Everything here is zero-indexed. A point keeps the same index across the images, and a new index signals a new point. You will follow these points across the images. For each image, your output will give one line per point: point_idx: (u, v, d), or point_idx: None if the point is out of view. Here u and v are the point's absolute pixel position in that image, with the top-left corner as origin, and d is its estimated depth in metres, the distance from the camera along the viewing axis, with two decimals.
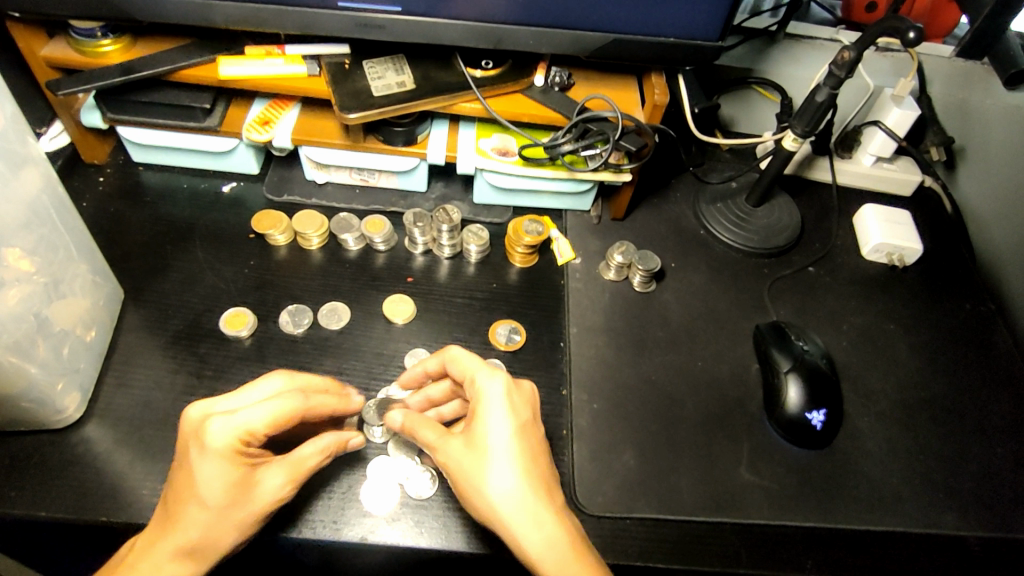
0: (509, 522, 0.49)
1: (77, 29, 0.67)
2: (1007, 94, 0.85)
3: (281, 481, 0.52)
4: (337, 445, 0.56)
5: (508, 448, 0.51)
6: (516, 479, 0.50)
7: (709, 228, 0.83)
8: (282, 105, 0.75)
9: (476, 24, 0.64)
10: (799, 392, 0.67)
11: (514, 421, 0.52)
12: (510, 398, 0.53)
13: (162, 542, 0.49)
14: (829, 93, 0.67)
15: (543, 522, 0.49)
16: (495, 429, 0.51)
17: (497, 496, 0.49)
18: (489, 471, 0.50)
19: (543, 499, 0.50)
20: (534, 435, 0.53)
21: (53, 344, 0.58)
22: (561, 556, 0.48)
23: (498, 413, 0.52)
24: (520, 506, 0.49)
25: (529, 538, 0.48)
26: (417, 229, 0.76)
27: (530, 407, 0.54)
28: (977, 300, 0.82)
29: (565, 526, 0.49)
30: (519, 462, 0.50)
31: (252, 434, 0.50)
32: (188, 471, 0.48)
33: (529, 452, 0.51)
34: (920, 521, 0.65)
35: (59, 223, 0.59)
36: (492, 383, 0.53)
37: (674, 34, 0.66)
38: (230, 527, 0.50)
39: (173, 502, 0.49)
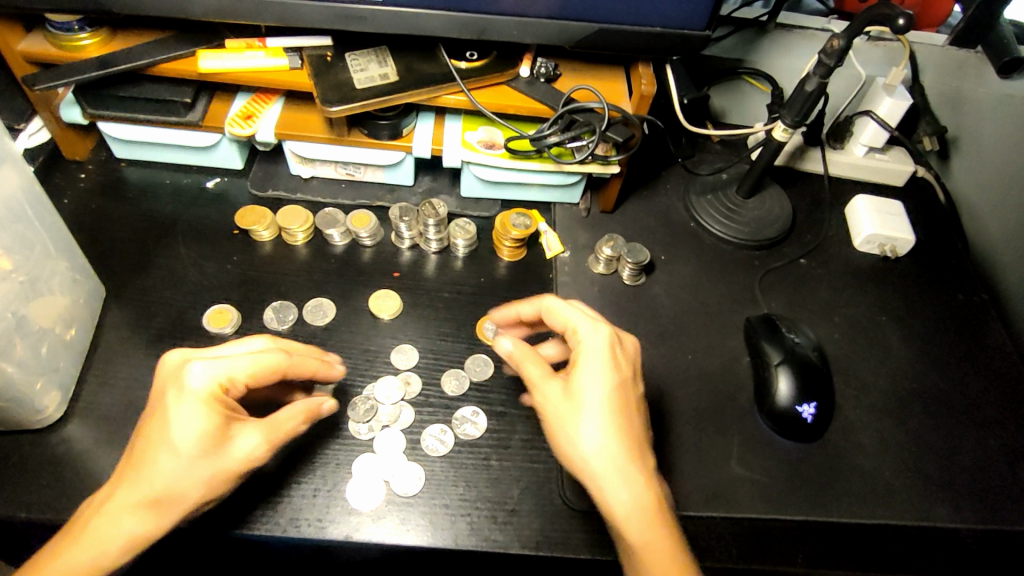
0: (601, 469, 0.50)
1: (53, 23, 0.65)
2: (1000, 82, 0.84)
3: (255, 440, 0.52)
4: (310, 410, 0.56)
5: (609, 399, 0.53)
6: (615, 429, 0.52)
7: (699, 220, 0.82)
8: (265, 99, 0.74)
9: (460, 15, 0.63)
10: (790, 385, 0.66)
11: (613, 374, 0.54)
12: (616, 356, 0.55)
13: (124, 491, 0.48)
14: (819, 82, 0.65)
15: (633, 476, 0.50)
16: (593, 382, 0.53)
17: (591, 441, 0.51)
18: (592, 418, 0.52)
19: (635, 454, 0.52)
20: (634, 395, 0.55)
21: (32, 343, 0.57)
22: (646, 514, 0.49)
23: (602, 366, 0.54)
24: (615, 455, 0.51)
25: (617, 488, 0.50)
26: (403, 223, 0.75)
27: (635, 371, 0.56)
28: (970, 290, 0.81)
29: (650, 490, 0.50)
30: (618, 416, 0.52)
31: (231, 383, 0.52)
32: (164, 414, 0.49)
33: (628, 409, 0.53)
34: (913, 513, 0.64)
35: (35, 220, 0.58)
36: (599, 338, 0.55)
37: (661, 23, 0.65)
38: (200, 482, 0.49)
39: (142, 450, 0.49)
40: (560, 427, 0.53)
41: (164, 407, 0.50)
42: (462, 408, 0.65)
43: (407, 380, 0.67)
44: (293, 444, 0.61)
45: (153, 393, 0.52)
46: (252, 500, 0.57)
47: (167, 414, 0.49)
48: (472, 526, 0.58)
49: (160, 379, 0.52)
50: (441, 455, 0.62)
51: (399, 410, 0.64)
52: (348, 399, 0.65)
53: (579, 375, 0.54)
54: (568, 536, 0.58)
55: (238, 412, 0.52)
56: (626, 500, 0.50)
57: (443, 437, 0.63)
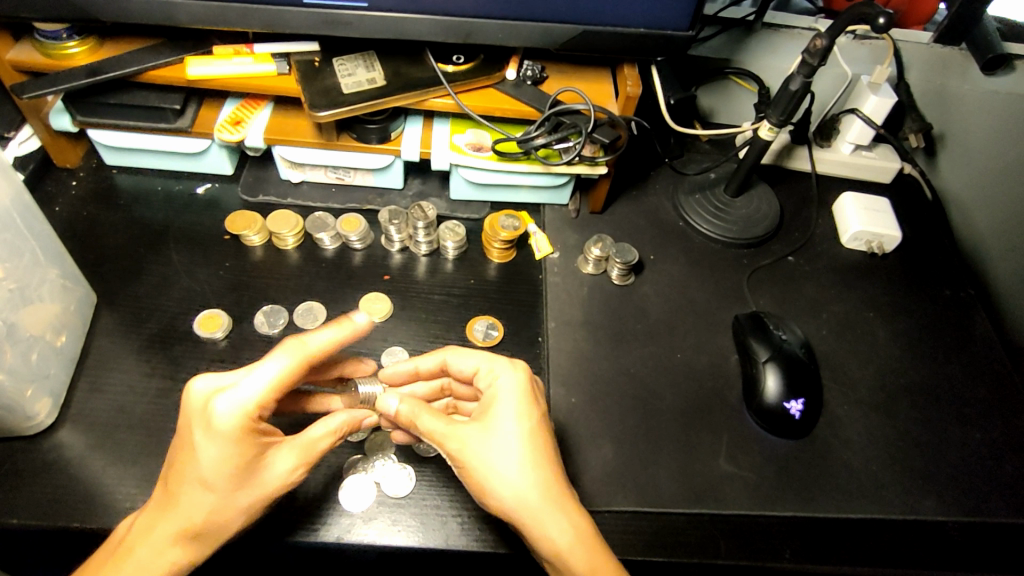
0: (522, 508, 0.50)
1: (42, 32, 0.66)
2: (985, 78, 0.83)
3: (292, 464, 0.52)
4: (351, 423, 0.56)
5: (523, 439, 0.52)
6: (532, 467, 0.51)
7: (688, 219, 0.83)
8: (254, 105, 0.74)
9: (445, 19, 0.64)
10: (778, 382, 0.67)
11: (529, 415, 0.53)
12: (523, 392, 0.54)
13: (163, 521, 0.48)
14: (803, 81, 0.66)
15: (564, 516, 0.50)
16: (511, 421, 0.53)
17: (516, 483, 0.50)
18: (496, 456, 0.51)
19: (557, 488, 0.51)
20: (547, 428, 0.54)
21: (22, 351, 0.58)
22: (582, 554, 0.49)
23: (517, 410, 0.53)
24: (537, 493, 0.50)
25: (549, 529, 0.49)
26: (393, 226, 0.76)
27: (540, 401, 0.55)
28: (957, 286, 0.82)
29: (580, 520, 0.50)
30: (535, 454, 0.52)
31: (258, 411, 0.49)
32: (192, 451, 0.48)
33: (543, 447, 0.52)
34: (899, 507, 0.65)
35: (23, 228, 0.58)
36: (508, 378, 0.55)
37: (645, 24, 0.66)
38: (239, 512, 0.49)
39: (175, 484, 0.48)
40: (480, 471, 0.51)
41: (192, 439, 0.48)
42: None
43: None
44: None
45: (177, 423, 0.49)
46: None
47: (196, 447, 0.48)
48: (463, 527, 0.58)
49: (185, 410, 0.49)
50: (432, 456, 0.62)
51: None
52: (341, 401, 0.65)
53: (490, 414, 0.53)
54: None
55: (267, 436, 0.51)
56: (550, 536, 0.49)
57: None
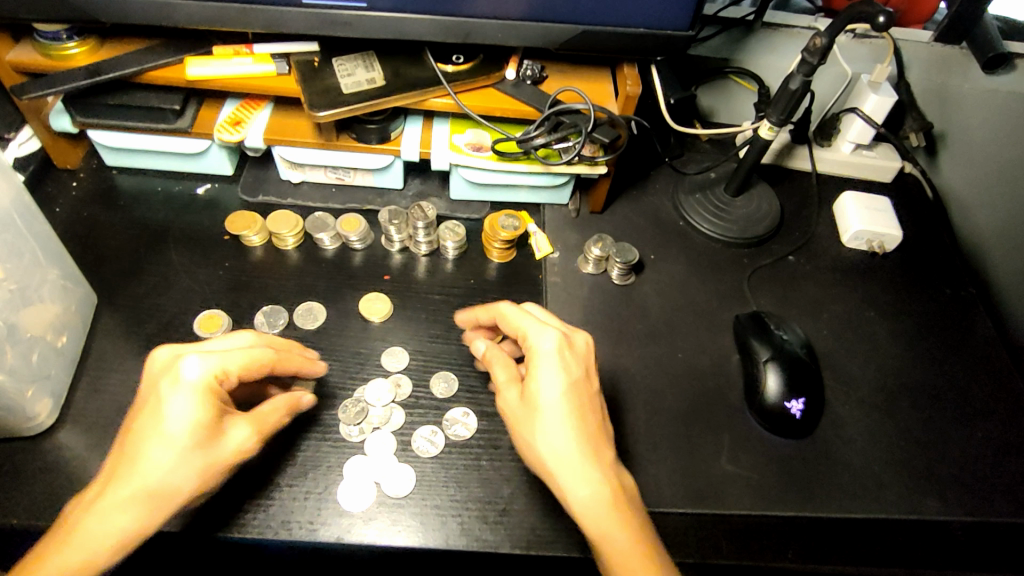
0: (559, 473, 0.52)
1: (42, 33, 0.66)
2: (984, 77, 0.83)
3: (248, 433, 0.53)
4: (291, 403, 0.58)
5: (565, 403, 0.54)
6: (572, 432, 0.53)
7: (688, 219, 0.83)
8: (254, 105, 0.74)
9: (444, 18, 0.64)
10: (779, 381, 0.67)
11: (566, 379, 0.55)
12: (568, 356, 0.56)
13: (118, 486, 0.47)
14: (803, 80, 0.66)
15: (592, 479, 0.51)
16: (548, 385, 0.54)
17: (548, 447, 0.53)
18: (535, 419, 0.54)
19: (595, 454, 0.53)
20: (592, 392, 0.56)
21: (22, 351, 0.58)
22: (609, 518, 0.50)
23: (551, 375, 0.55)
24: (575, 459, 0.52)
25: (575, 491, 0.51)
26: (393, 227, 0.76)
27: (582, 366, 0.56)
28: (958, 285, 0.82)
29: (608, 484, 0.52)
30: (577, 419, 0.54)
31: (227, 378, 0.52)
32: (156, 407, 0.49)
33: (579, 409, 0.54)
34: (901, 506, 0.64)
35: (23, 229, 0.58)
36: (550, 341, 0.56)
37: (644, 24, 0.66)
38: (193, 474, 0.49)
39: (134, 443, 0.49)
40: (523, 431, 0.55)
41: (156, 398, 0.50)
42: (452, 409, 0.65)
43: (398, 382, 0.67)
44: (285, 448, 0.62)
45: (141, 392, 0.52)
46: (241, 504, 0.58)
47: (160, 405, 0.49)
48: (463, 527, 0.58)
49: (149, 374, 0.52)
50: (432, 456, 0.62)
51: (390, 412, 0.65)
52: (341, 401, 0.65)
53: (533, 377, 0.55)
54: (558, 535, 0.58)
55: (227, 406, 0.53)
56: (584, 502, 0.51)
57: (433, 438, 0.63)
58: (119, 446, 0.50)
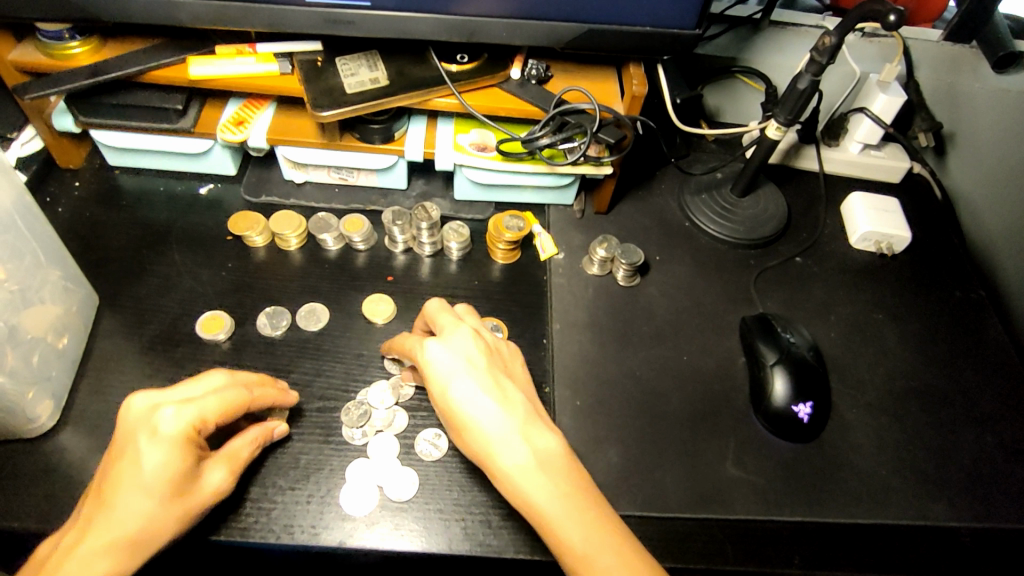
0: (484, 455, 0.50)
1: (43, 32, 0.65)
2: (996, 77, 0.82)
3: (224, 474, 0.53)
4: (263, 435, 0.58)
5: (472, 390, 0.51)
6: (487, 412, 0.51)
7: (694, 219, 0.82)
8: (256, 105, 0.74)
9: (448, 17, 0.63)
10: (786, 385, 0.66)
11: (461, 366, 0.52)
12: (459, 349, 0.54)
13: (93, 534, 0.46)
14: (811, 80, 0.65)
15: (513, 450, 0.50)
16: (446, 380, 0.52)
17: (468, 433, 0.51)
18: (447, 413, 0.52)
19: (516, 425, 0.51)
20: (499, 371, 0.54)
21: (23, 353, 0.57)
22: (534, 483, 0.48)
23: (444, 367, 0.53)
24: (496, 436, 0.50)
25: (501, 466, 0.50)
26: (396, 227, 0.75)
27: (475, 350, 0.54)
28: (968, 287, 0.81)
29: (530, 447, 0.50)
30: (490, 398, 0.51)
31: (204, 424, 0.51)
32: (131, 456, 0.48)
33: (486, 390, 0.52)
34: (909, 512, 0.64)
35: (25, 230, 0.58)
36: (433, 342, 0.54)
37: (650, 23, 0.65)
38: (171, 521, 0.48)
39: (110, 491, 0.47)
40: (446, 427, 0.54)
41: (132, 448, 0.48)
42: None
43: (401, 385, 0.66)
44: (286, 452, 0.61)
45: (113, 438, 0.50)
46: (242, 508, 0.57)
47: (133, 454, 0.48)
48: (467, 532, 0.58)
49: (124, 426, 0.49)
50: (435, 460, 0.62)
51: (393, 414, 0.64)
52: (343, 403, 0.65)
53: (431, 381, 0.53)
54: None
55: (202, 449, 0.52)
56: (511, 476, 0.49)
57: (437, 442, 0.63)
58: (90, 493, 0.48)
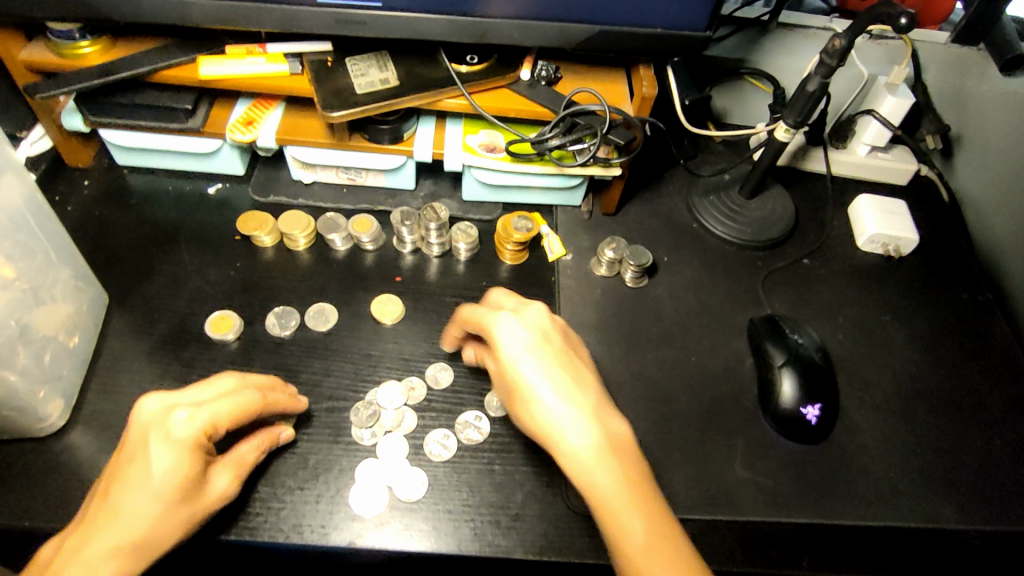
0: (552, 434, 0.50)
1: (54, 31, 0.66)
2: (1004, 80, 0.82)
3: (230, 479, 0.53)
4: (270, 439, 0.58)
5: (542, 369, 0.51)
6: (558, 393, 0.50)
7: (702, 220, 0.82)
8: (266, 104, 0.74)
9: (459, 18, 0.63)
10: (794, 386, 0.66)
11: (533, 344, 0.52)
12: (529, 326, 0.53)
13: (99, 537, 0.46)
14: (821, 82, 0.65)
15: (583, 429, 0.49)
16: (519, 356, 0.52)
17: (535, 409, 0.51)
18: (516, 389, 0.52)
19: (588, 407, 0.50)
20: (569, 354, 0.53)
21: (34, 352, 0.57)
22: (599, 466, 0.48)
23: (518, 342, 0.52)
24: (567, 417, 0.50)
25: (567, 444, 0.49)
26: (405, 228, 0.75)
27: (553, 331, 0.54)
28: (975, 289, 0.81)
29: (599, 430, 0.50)
30: (563, 379, 0.51)
31: (214, 428, 0.51)
32: (140, 460, 0.48)
33: (559, 369, 0.51)
34: (917, 514, 0.64)
35: (36, 229, 0.58)
36: (506, 318, 0.53)
37: (661, 25, 0.65)
38: (175, 524, 0.48)
39: (117, 493, 0.47)
40: (511, 402, 0.53)
41: (141, 452, 0.48)
42: (465, 413, 0.65)
43: (410, 385, 0.66)
44: (295, 452, 0.61)
45: (123, 440, 0.50)
46: (253, 507, 0.58)
47: (142, 458, 0.48)
48: (477, 532, 0.58)
49: (134, 429, 0.49)
50: (444, 461, 0.62)
51: (402, 414, 0.64)
52: (352, 404, 0.65)
53: (500, 356, 0.52)
54: (573, 542, 0.58)
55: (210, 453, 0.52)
56: (581, 458, 0.49)
57: (446, 442, 0.63)
58: (96, 495, 0.49)
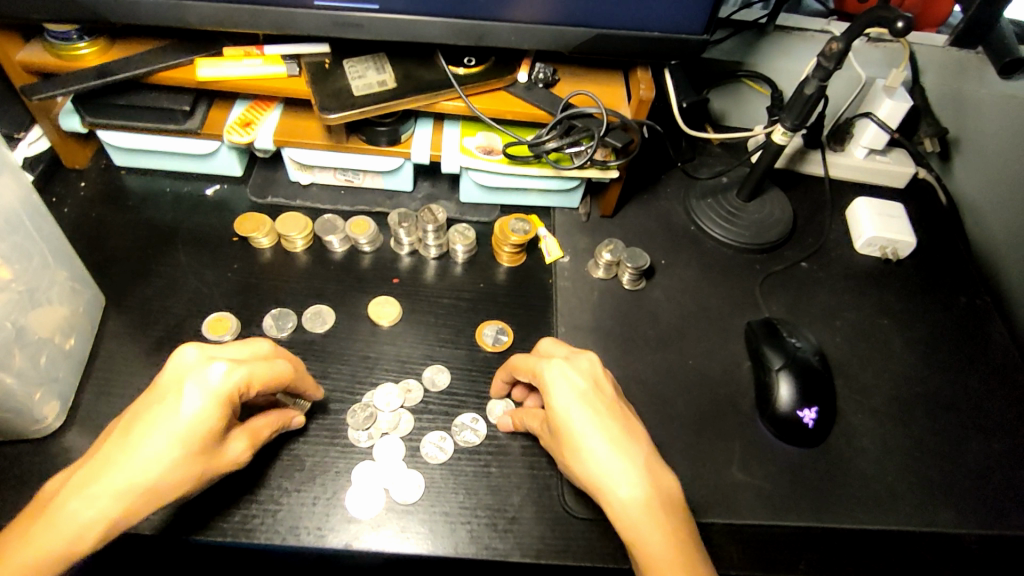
0: (602, 485, 0.50)
1: (52, 33, 0.66)
2: (1001, 82, 0.82)
3: (244, 447, 0.52)
4: (283, 419, 0.58)
5: (593, 418, 0.51)
6: (608, 442, 0.51)
7: (700, 223, 0.82)
8: (264, 106, 0.74)
9: (456, 21, 0.63)
10: (791, 391, 0.66)
11: (583, 393, 0.53)
12: (581, 376, 0.54)
13: (109, 474, 0.46)
14: (818, 85, 0.65)
15: (633, 482, 0.49)
16: (570, 405, 0.52)
17: (586, 458, 0.51)
18: (567, 437, 0.52)
19: (639, 461, 0.50)
20: (618, 405, 0.54)
21: (31, 353, 0.57)
22: (649, 521, 0.48)
23: (568, 391, 0.53)
24: (615, 468, 0.50)
25: (618, 494, 0.49)
26: (402, 229, 0.75)
27: (603, 381, 0.54)
28: (973, 292, 0.81)
29: (650, 483, 0.49)
30: (614, 431, 0.51)
31: (246, 389, 0.50)
32: (169, 400, 0.47)
33: (610, 419, 0.52)
34: (914, 517, 0.64)
35: (33, 230, 0.58)
36: (557, 367, 0.54)
37: (659, 28, 0.65)
38: (185, 476, 0.48)
39: (137, 431, 0.47)
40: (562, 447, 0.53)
41: (171, 393, 0.48)
42: (462, 415, 0.65)
43: (407, 388, 0.66)
44: (292, 453, 0.61)
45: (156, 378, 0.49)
46: (250, 509, 0.58)
47: (172, 401, 0.47)
48: (472, 534, 0.58)
49: (168, 372, 0.49)
50: (442, 462, 0.62)
51: (398, 417, 0.64)
52: (348, 407, 0.65)
53: (551, 404, 0.53)
54: (568, 546, 0.58)
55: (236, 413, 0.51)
56: (629, 513, 0.49)
57: (442, 445, 0.63)
58: (114, 431, 0.48)
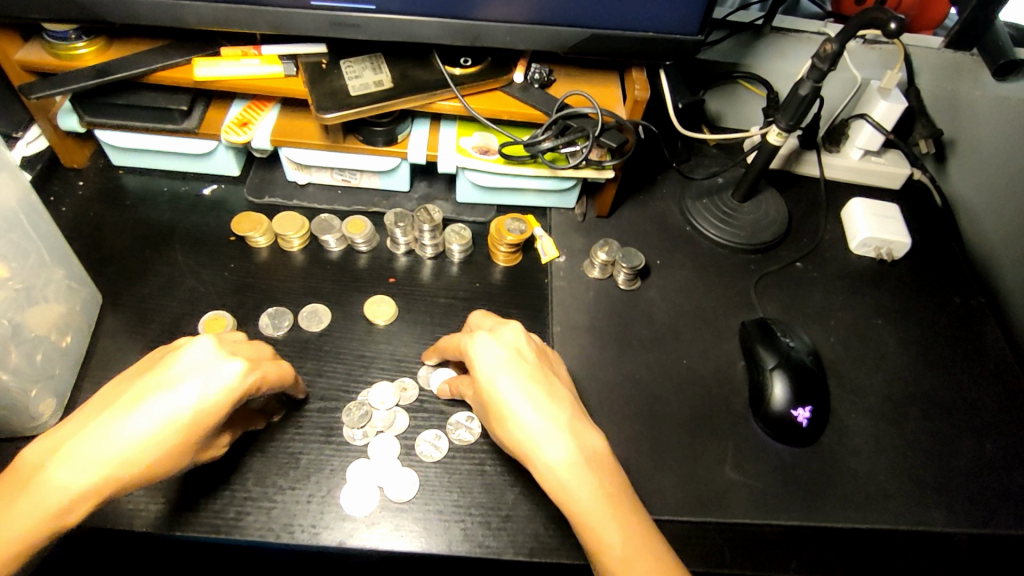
0: (530, 450, 0.49)
1: (51, 32, 0.66)
2: (997, 85, 0.83)
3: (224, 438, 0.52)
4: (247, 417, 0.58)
5: (520, 385, 0.50)
6: (535, 407, 0.50)
7: (695, 224, 0.82)
8: (261, 106, 0.74)
9: (452, 21, 0.64)
10: (786, 390, 0.66)
11: (509, 360, 0.52)
12: (506, 346, 0.53)
13: (104, 447, 0.43)
14: (812, 86, 0.65)
15: (562, 443, 0.48)
16: (496, 373, 0.51)
17: (514, 425, 0.50)
18: (494, 406, 0.51)
19: (566, 423, 0.50)
20: (546, 370, 0.53)
21: (27, 351, 0.58)
22: (578, 479, 0.47)
23: (493, 358, 0.52)
24: (545, 433, 0.49)
25: (547, 458, 0.48)
26: (398, 229, 0.75)
27: (530, 350, 0.54)
28: (967, 293, 0.81)
29: (579, 443, 0.49)
30: (541, 397, 0.50)
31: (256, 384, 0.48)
32: (181, 382, 0.45)
33: (538, 384, 0.51)
34: (907, 517, 0.64)
35: (30, 228, 0.58)
36: (481, 338, 0.54)
37: (654, 28, 0.66)
38: (179, 458, 0.45)
39: (144, 406, 0.44)
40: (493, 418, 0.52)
41: (183, 377, 0.45)
42: (457, 413, 0.65)
43: (402, 386, 0.67)
44: (289, 451, 0.62)
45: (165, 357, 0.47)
46: (244, 507, 0.58)
47: (184, 383, 0.45)
48: (466, 532, 0.58)
49: (183, 357, 0.46)
50: (435, 461, 0.62)
51: (394, 415, 0.65)
52: (344, 406, 0.65)
53: (477, 375, 0.52)
54: (560, 544, 0.58)
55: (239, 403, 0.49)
56: (558, 475, 0.48)
57: (437, 443, 0.63)
58: (114, 402, 0.45)
